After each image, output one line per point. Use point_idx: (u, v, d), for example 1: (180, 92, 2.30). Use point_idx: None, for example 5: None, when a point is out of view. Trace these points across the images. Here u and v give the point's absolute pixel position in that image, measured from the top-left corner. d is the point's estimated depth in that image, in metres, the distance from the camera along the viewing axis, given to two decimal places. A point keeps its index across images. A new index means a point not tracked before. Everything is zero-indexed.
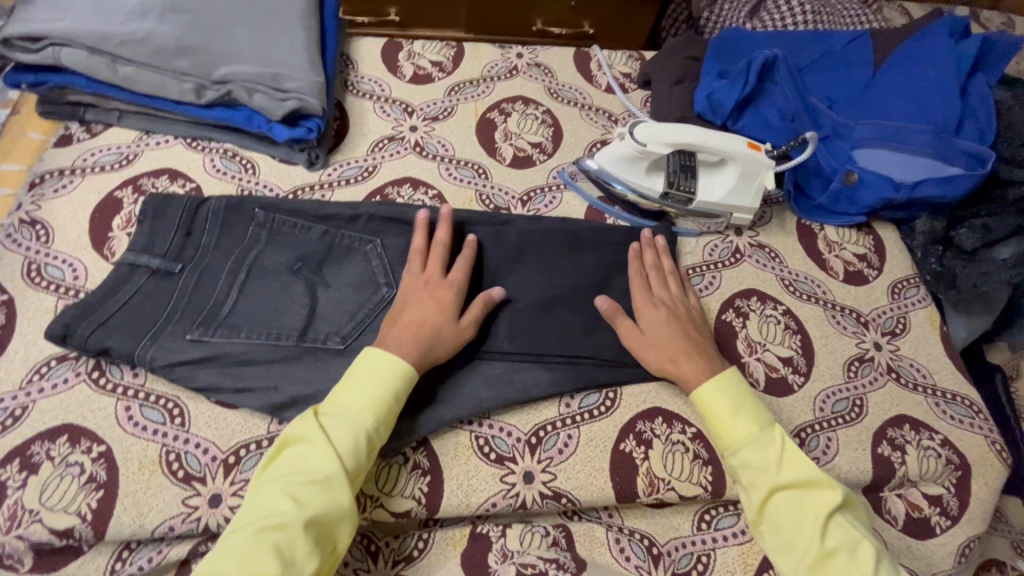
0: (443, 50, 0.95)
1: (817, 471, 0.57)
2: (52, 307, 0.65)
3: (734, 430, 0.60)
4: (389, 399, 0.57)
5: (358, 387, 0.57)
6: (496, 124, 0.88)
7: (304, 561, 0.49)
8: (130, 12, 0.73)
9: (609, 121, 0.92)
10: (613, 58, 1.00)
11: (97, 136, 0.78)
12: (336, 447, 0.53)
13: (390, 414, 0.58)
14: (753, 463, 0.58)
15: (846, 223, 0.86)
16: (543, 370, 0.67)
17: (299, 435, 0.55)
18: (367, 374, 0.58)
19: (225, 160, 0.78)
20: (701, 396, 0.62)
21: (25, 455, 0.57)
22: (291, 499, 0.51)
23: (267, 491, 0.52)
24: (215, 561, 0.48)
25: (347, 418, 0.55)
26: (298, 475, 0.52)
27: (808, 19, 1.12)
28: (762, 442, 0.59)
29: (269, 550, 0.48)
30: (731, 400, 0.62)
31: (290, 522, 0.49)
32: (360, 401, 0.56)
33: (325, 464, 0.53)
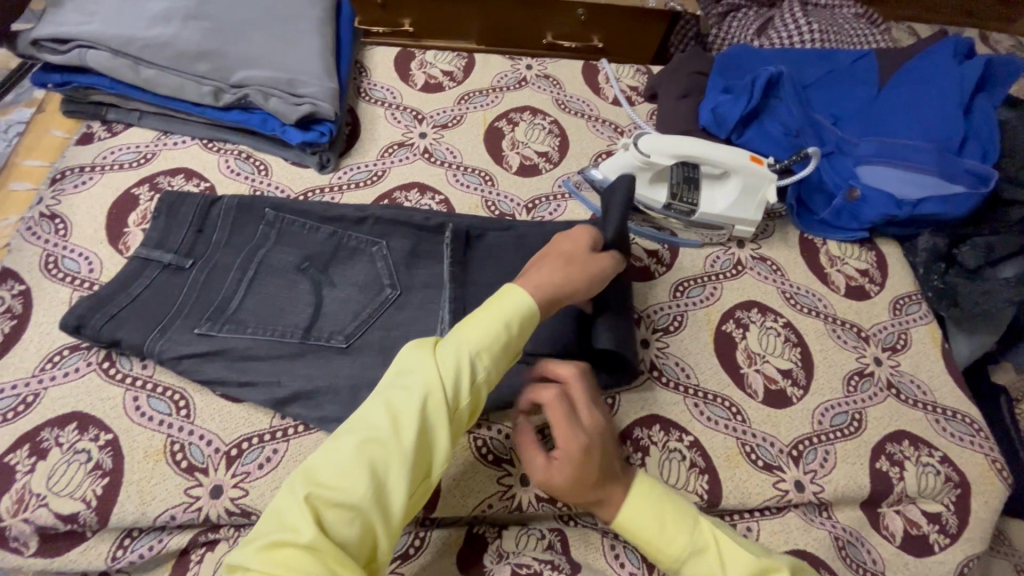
0: (454, 60, 0.98)
1: (758, 562, 0.50)
2: (67, 298, 0.67)
3: (665, 547, 0.53)
4: (502, 336, 0.52)
5: (478, 317, 0.53)
6: (504, 133, 0.90)
7: (396, 482, 0.46)
8: (154, 17, 0.76)
9: (615, 132, 0.94)
10: (621, 72, 1.01)
11: (118, 135, 0.80)
12: (441, 371, 0.49)
13: (501, 356, 0.53)
14: (701, 574, 0.51)
15: (848, 238, 0.86)
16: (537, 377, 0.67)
17: (413, 350, 0.51)
18: (494, 310, 0.53)
19: (239, 161, 0.80)
20: (623, 518, 0.54)
21: (34, 441, 0.59)
22: (390, 415, 0.47)
23: (369, 402, 0.49)
24: (312, 464, 0.46)
25: (461, 347, 0.50)
26: (402, 393, 0.48)
27: (815, 38, 1.14)
28: (693, 546, 0.52)
29: (366, 463, 0.45)
30: (652, 507, 0.54)
31: (387, 439, 0.46)
32: (478, 335, 0.51)
33: (428, 385, 0.48)
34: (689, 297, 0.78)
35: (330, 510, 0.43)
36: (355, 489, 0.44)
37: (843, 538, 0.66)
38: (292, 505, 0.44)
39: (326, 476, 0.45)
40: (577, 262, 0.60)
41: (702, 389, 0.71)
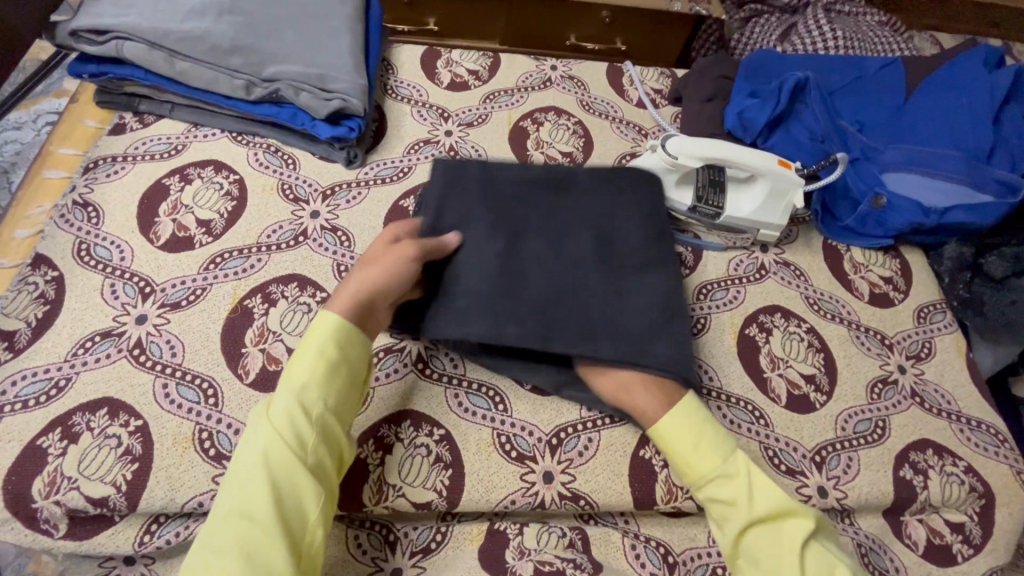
0: (480, 60, 0.98)
1: (783, 498, 0.57)
2: (99, 285, 0.68)
3: (698, 466, 0.60)
4: (326, 368, 0.58)
5: (300, 360, 0.59)
6: (529, 132, 0.91)
7: (269, 546, 0.49)
8: (188, 11, 0.77)
9: (639, 134, 0.94)
10: (645, 74, 1.02)
11: (150, 126, 0.81)
12: (272, 428, 0.54)
13: (335, 383, 0.58)
14: (721, 497, 0.58)
15: (873, 245, 0.86)
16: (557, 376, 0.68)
17: (251, 426, 0.56)
18: (305, 351, 0.59)
19: (268, 155, 0.81)
20: (663, 430, 0.61)
21: (66, 425, 0.59)
22: (240, 488, 0.52)
23: (225, 486, 0.53)
24: (189, 564, 0.49)
25: (287, 399, 0.56)
26: (248, 464, 0.53)
27: (839, 45, 1.14)
28: (727, 473, 0.59)
29: (230, 545, 0.49)
30: (692, 430, 0.61)
31: (251, 510, 0.50)
32: (304, 380, 0.57)
33: (267, 441, 0.54)
34: (712, 300, 0.78)
35: None
36: (230, 567, 0.48)
37: (866, 545, 0.66)
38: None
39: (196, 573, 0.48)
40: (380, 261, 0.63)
41: (723, 391, 0.71)
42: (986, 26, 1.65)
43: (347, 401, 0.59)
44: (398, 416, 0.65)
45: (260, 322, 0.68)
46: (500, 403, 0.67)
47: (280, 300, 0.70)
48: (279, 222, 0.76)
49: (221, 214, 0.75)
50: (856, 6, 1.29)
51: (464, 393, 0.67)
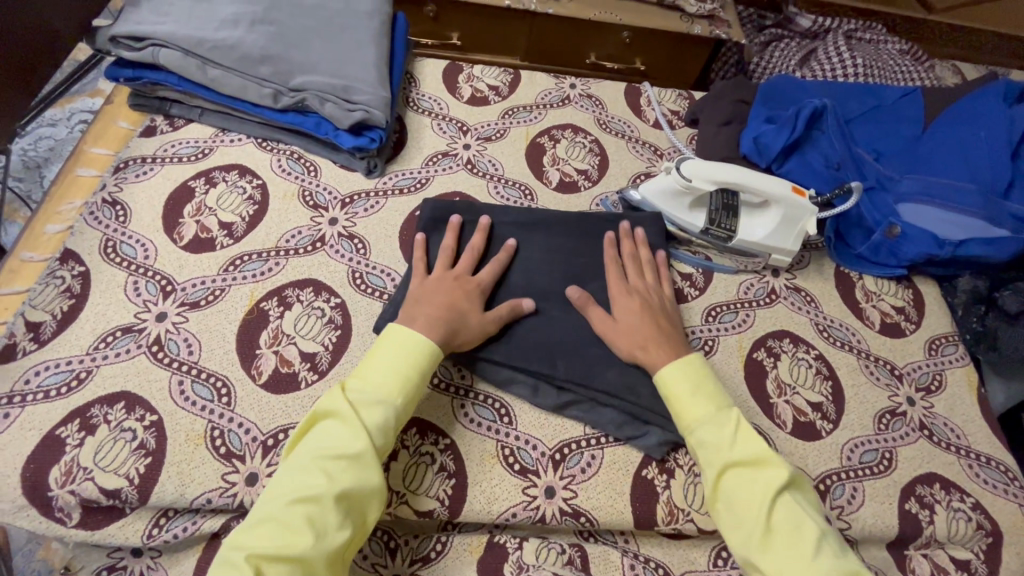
0: (500, 76, 1.00)
1: (766, 448, 0.58)
2: (123, 282, 0.70)
3: (693, 408, 0.62)
4: (412, 375, 0.60)
5: (387, 364, 0.60)
6: (546, 149, 0.93)
7: (335, 533, 0.51)
8: (222, 21, 0.80)
9: (654, 154, 0.96)
10: (663, 96, 1.03)
11: (179, 130, 0.84)
12: (361, 425, 0.56)
13: (414, 395, 0.60)
14: (708, 441, 0.60)
15: (887, 275, 0.86)
16: (559, 392, 0.69)
17: (332, 413, 0.57)
18: (393, 351, 0.61)
19: (290, 162, 0.83)
20: (664, 375, 0.64)
21: (84, 416, 0.61)
22: (322, 475, 0.53)
23: (299, 465, 0.54)
24: (250, 532, 0.51)
25: (375, 396, 0.58)
26: (330, 449, 0.54)
27: (858, 72, 1.15)
28: (718, 424, 0.60)
29: (299, 522, 0.50)
30: (690, 381, 0.63)
31: (331, 499, 0.52)
32: (389, 382, 0.59)
33: (356, 438, 0.55)
34: (721, 322, 0.78)
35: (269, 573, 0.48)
36: (298, 544, 0.49)
37: None
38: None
39: (263, 546, 0.49)
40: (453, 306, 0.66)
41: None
42: (999, 58, 1.67)
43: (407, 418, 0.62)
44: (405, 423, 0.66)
45: (275, 324, 0.70)
46: (505, 415, 0.68)
47: (295, 304, 0.72)
48: (298, 227, 0.78)
49: (243, 217, 0.78)
50: (876, 35, 1.31)
51: (470, 404, 0.68)
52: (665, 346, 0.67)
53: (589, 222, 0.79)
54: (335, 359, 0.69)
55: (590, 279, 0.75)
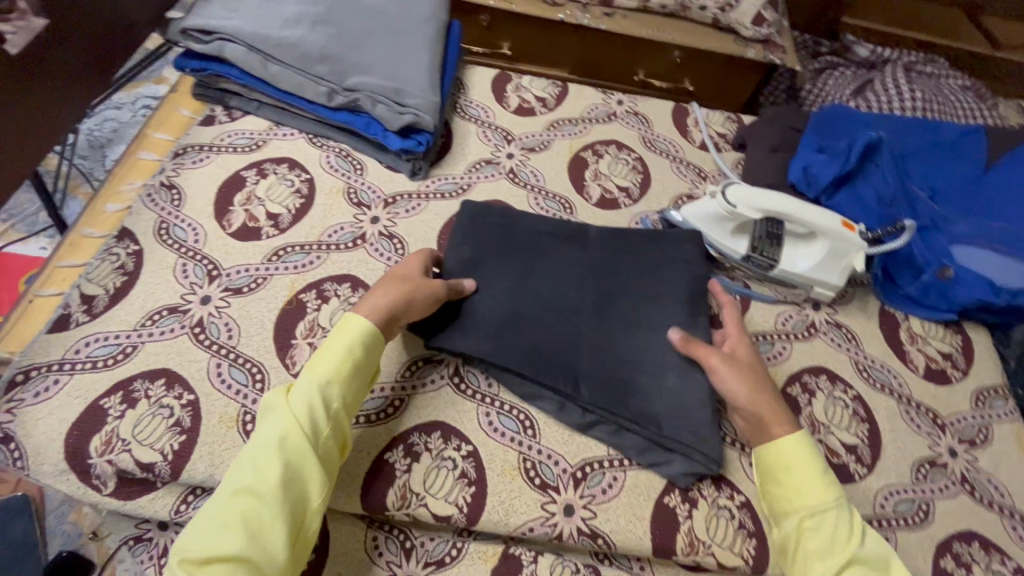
0: (548, 88, 1.01)
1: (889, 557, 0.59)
2: (173, 263, 0.73)
3: (810, 491, 0.60)
4: (351, 364, 0.60)
5: (329, 355, 0.60)
6: (588, 163, 0.93)
7: (270, 527, 0.51)
8: (286, 20, 0.83)
9: (698, 176, 0.94)
10: (711, 118, 1.02)
11: (236, 121, 0.87)
12: (293, 415, 0.56)
13: (353, 383, 0.60)
14: (831, 529, 0.58)
15: (934, 318, 0.82)
16: (583, 411, 0.68)
17: (269, 409, 0.57)
18: (334, 344, 0.61)
19: (339, 159, 0.86)
20: (784, 443, 0.62)
21: (127, 390, 0.63)
22: (255, 470, 0.53)
23: (238, 464, 0.54)
24: (188, 532, 0.51)
25: (310, 388, 0.57)
26: (264, 444, 0.54)
27: (916, 106, 1.12)
28: (839, 516, 0.59)
29: (233, 519, 0.50)
30: (809, 458, 0.62)
31: (264, 490, 0.52)
32: (327, 373, 0.59)
33: (288, 426, 0.55)
34: (756, 352, 0.76)
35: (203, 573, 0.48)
36: (228, 542, 0.49)
37: None
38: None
39: (196, 545, 0.49)
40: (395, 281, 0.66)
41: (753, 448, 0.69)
42: None
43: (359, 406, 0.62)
44: (429, 425, 0.66)
45: (312, 317, 0.72)
46: (528, 427, 0.68)
47: (333, 298, 0.73)
48: (341, 223, 0.80)
49: (290, 209, 0.80)
50: (937, 69, 1.27)
51: (495, 413, 0.68)
52: (785, 421, 0.64)
53: (626, 241, 0.79)
54: None
55: (624, 298, 0.74)
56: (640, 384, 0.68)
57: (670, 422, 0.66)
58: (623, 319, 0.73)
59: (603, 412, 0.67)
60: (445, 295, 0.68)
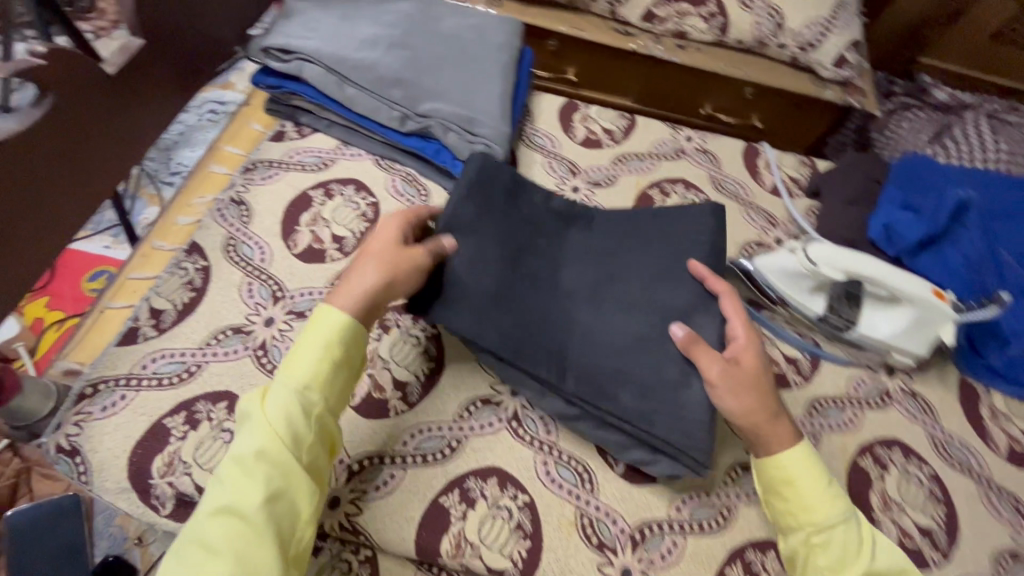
0: (616, 120, 0.99)
1: (903, 565, 0.58)
2: (239, 282, 0.73)
3: (820, 509, 0.58)
4: (328, 359, 0.56)
5: (305, 353, 0.56)
6: (655, 202, 0.90)
7: (258, 544, 0.48)
8: (363, 41, 0.83)
9: (769, 222, 0.91)
10: (783, 161, 0.99)
11: (305, 138, 0.87)
12: (269, 422, 0.52)
13: (331, 377, 0.56)
14: (842, 544, 0.57)
15: (1017, 394, 0.78)
16: (570, 403, 0.66)
17: (246, 415, 0.54)
18: (309, 338, 0.57)
19: (404, 184, 0.85)
20: (785, 458, 0.60)
21: (190, 411, 0.64)
22: (233, 485, 0.50)
23: (216, 482, 0.51)
24: (174, 561, 0.49)
25: (285, 391, 0.54)
26: (241, 457, 0.51)
27: (1000, 159, 1.07)
28: (847, 530, 0.57)
29: (218, 542, 0.48)
30: (814, 470, 0.60)
31: (246, 507, 0.49)
32: (303, 372, 0.55)
33: (266, 435, 0.52)
34: (826, 417, 0.73)
35: None
36: (215, 566, 0.47)
37: None
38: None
39: (184, 573, 0.47)
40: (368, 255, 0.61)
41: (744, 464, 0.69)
42: None
43: (344, 399, 0.58)
44: (486, 470, 0.65)
45: (373, 347, 0.71)
46: (587, 480, 0.66)
47: (394, 328, 0.72)
48: None
49: (355, 233, 0.79)
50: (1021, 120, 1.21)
51: (553, 462, 0.66)
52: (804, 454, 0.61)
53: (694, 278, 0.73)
54: (427, 392, 0.69)
55: None
56: (636, 383, 0.63)
57: (663, 424, 0.62)
58: (622, 304, 0.68)
59: (589, 405, 0.64)
60: (428, 264, 0.62)
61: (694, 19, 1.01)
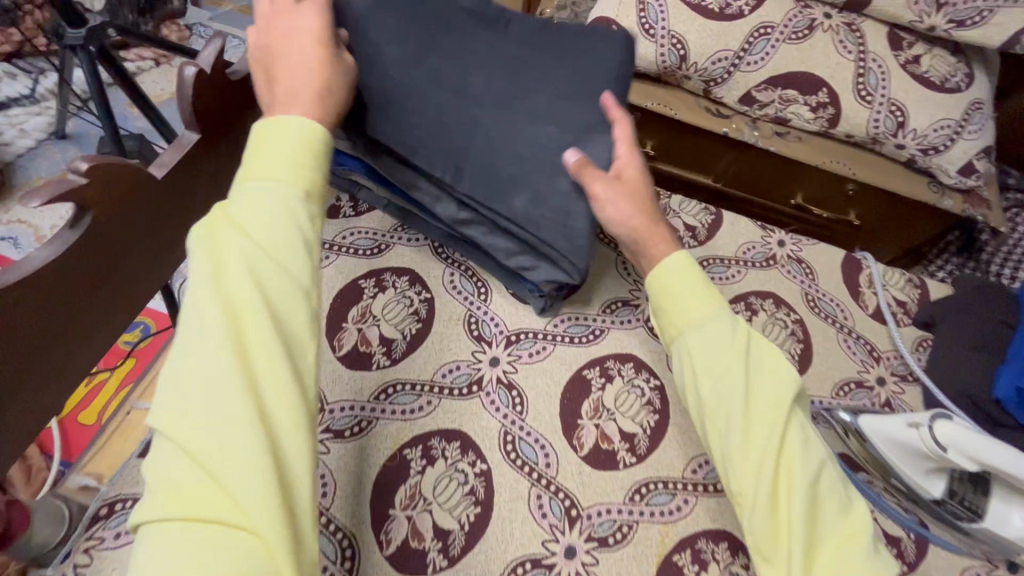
0: (700, 215, 0.89)
1: (772, 352, 0.58)
2: None
3: (697, 314, 0.58)
4: (309, 165, 0.51)
5: (275, 152, 0.50)
6: (741, 320, 0.79)
7: (272, 364, 0.44)
8: None
9: (869, 356, 0.80)
10: (888, 277, 0.87)
11: (361, 217, 0.81)
12: (256, 235, 0.47)
13: (313, 180, 0.51)
14: (712, 341, 0.56)
15: None
16: (462, 207, 0.70)
17: (218, 231, 0.47)
18: (273, 138, 0.50)
19: (463, 280, 0.78)
20: (665, 271, 0.60)
21: None
22: (226, 309, 0.44)
23: (191, 310, 0.45)
24: (167, 414, 0.42)
25: (265, 196, 0.48)
26: (218, 273, 0.45)
27: None
28: (724, 325, 0.57)
29: (229, 372, 0.42)
30: (695, 276, 0.60)
31: (254, 332, 0.44)
32: (281, 175, 0.49)
33: (250, 252, 0.46)
34: None
35: (221, 448, 0.40)
36: (238, 405, 0.42)
37: None
38: (166, 455, 0.41)
39: (196, 415, 0.41)
40: (280, 69, 0.53)
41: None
42: None
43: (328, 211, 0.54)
44: None
45: (414, 482, 0.63)
46: None
47: (439, 459, 0.64)
48: (457, 361, 0.71)
49: (405, 335, 0.72)
50: None
51: None
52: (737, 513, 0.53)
53: None
54: (470, 544, 0.60)
55: None
56: (527, 182, 0.63)
57: (549, 228, 0.64)
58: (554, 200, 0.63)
59: (483, 208, 0.66)
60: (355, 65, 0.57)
61: (799, 108, 0.90)
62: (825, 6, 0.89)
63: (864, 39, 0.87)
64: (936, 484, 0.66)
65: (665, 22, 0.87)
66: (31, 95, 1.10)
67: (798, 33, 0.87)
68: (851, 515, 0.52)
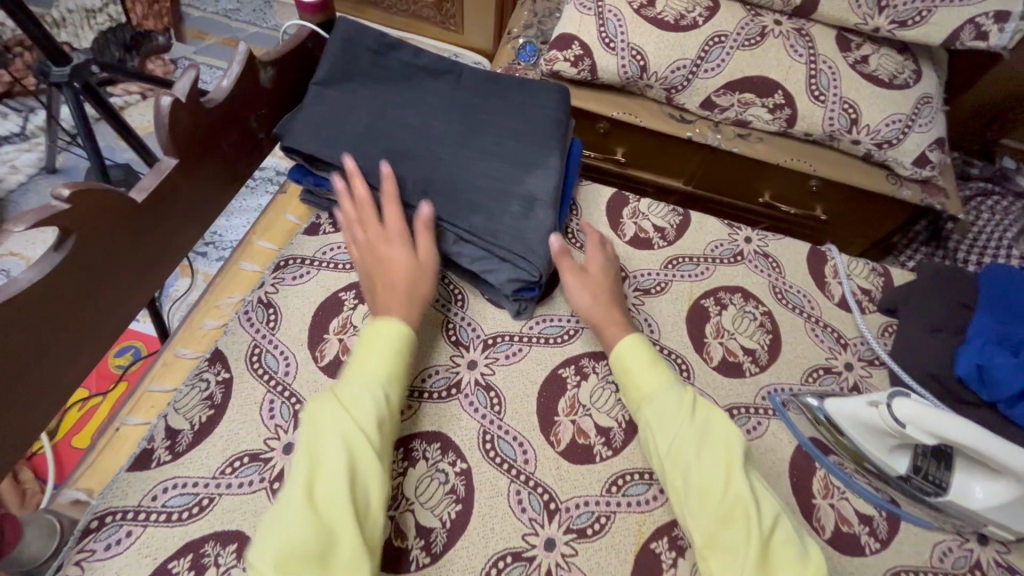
0: (669, 216, 0.92)
1: (724, 420, 0.64)
2: (259, 399, 0.68)
3: (648, 385, 0.66)
4: (395, 369, 0.63)
5: (376, 356, 0.62)
6: (710, 315, 0.82)
7: (346, 547, 0.51)
8: None
9: (837, 343, 0.82)
10: (854, 268, 0.90)
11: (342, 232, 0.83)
12: (354, 423, 0.57)
13: (399, 383, 0.63)
14: (666, 406, 0.64)
15: None
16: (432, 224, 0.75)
17: (317, 415, 0.57)
18: (374, 346, 0.63)
19: (440, 287, 0.80)
20: (622, 350, 0.70)
21: (197, 553, 0.58)
22: (321, 488, 0.53)
23: (293, 483, 0.53)
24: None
25: (364, 394, 0.59)
26: (321, 454, 0.55)
27: None
28: (673, 394, 0.65)
29: (313, 545, 0.49)
30: (646, 354, 0.69)
31: (341, 512, 0.52)
32: (376, 378, 0.61)
33: (350, 441, 0.55)
34: None
35: None
36: None
37: None
38: None
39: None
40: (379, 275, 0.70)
41: None
42: None
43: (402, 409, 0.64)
44: None
45: (396, 483, 0.65)
46: None
47: (420, 460, 0.66)
48: (436, 365, 0.74)
49: None
50: None
51: None
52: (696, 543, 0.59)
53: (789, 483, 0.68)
54: (452, 541, 0.62)
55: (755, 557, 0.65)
56: (484, 204, 0.74)
57: (504, 236, 0.73)
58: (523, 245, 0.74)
59: (447, 223, 0.74)
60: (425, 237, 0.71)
61: (758, 110, 0.94)
62: (775, 13, 0.93)
63: (814, 42, 0.92)
64: (899, 458, 0.69)
65: (624, 35, 0.92)
66: (20, 132, 1.14)
67: (751, 40, 0.91)
68: (810, 566, 0.55)
